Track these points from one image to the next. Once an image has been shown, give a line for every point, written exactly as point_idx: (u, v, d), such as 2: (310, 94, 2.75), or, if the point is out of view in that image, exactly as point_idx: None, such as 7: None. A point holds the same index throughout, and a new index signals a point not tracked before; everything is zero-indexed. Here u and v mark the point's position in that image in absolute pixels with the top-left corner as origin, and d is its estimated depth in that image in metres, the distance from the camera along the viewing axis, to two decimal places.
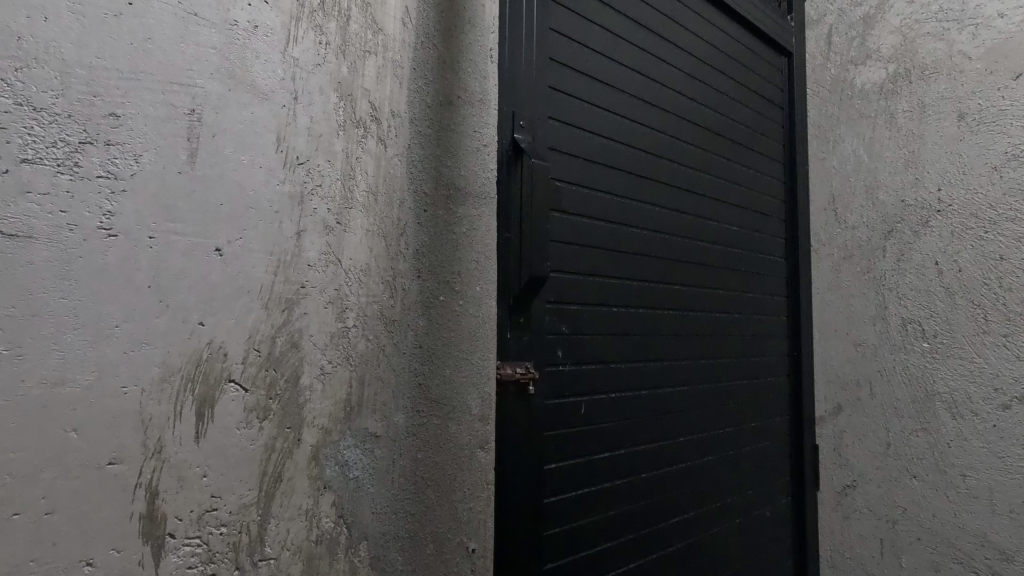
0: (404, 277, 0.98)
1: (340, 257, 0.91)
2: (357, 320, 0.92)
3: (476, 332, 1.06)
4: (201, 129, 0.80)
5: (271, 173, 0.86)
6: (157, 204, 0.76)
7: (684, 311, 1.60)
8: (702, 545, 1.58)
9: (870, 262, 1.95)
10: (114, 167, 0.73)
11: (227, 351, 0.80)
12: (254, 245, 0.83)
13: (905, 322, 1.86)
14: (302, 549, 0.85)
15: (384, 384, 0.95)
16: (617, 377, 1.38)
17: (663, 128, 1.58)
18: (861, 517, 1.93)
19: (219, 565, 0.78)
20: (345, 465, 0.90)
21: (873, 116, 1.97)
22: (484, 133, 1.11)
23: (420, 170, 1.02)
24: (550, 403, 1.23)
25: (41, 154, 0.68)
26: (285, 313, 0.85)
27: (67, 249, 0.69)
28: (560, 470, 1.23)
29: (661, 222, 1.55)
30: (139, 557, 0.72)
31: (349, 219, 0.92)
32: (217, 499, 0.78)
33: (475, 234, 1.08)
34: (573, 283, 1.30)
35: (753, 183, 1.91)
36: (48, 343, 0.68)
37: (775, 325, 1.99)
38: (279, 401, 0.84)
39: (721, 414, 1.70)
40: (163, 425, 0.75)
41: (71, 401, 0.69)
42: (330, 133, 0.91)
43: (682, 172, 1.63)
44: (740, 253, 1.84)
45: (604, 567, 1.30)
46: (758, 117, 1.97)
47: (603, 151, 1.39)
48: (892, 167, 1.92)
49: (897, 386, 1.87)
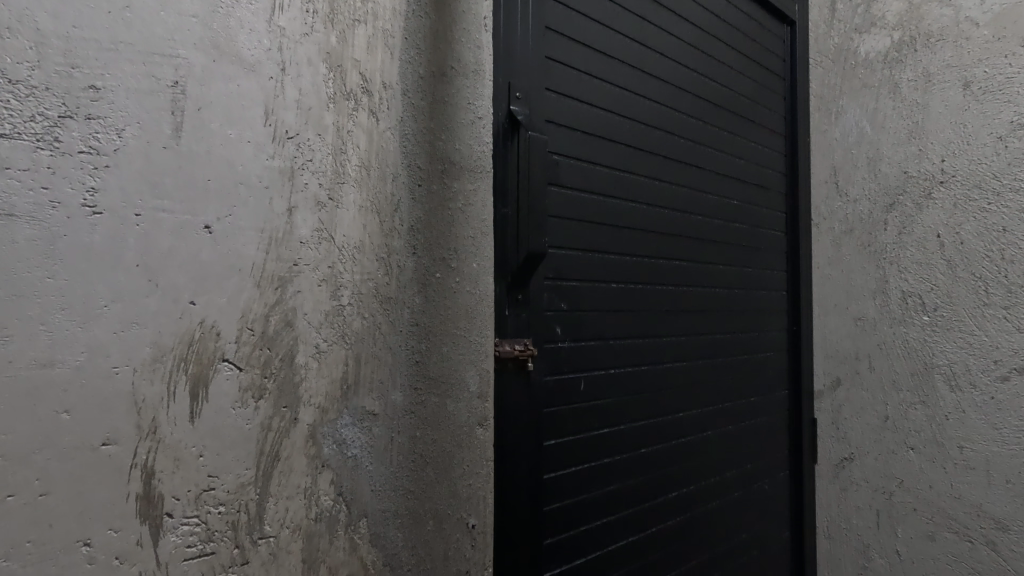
0: (399, 253, 0.96)
1: (333, 235, 0.89)
2: (352, 299, 0.91)
3: (473, 310, 1.05)
4: (185, 102, 0.77)
5: (260, 148, 0.83)
6: (142, 180, 0.74)
7: (684, 287, 1.59)
8: (701, 518, 1.60)
9: (871, 236, 1.93)
10: (96, 142, 0.70)
11: (220, 330, 0.79)
12: (244, 223, 0.81)
13: (905, 295, 1.85)
14: (302, 527, 0.85)
15: (380, 362, 0.94)
16: (617, 353, 1.38)
17: (664, 101, 1.54)
18: (859, 489, 1.95)
19: (219, 544, 0.78)
20: (343, 443, 0.89)
21: (877, 86, 1.93)
22: (479, 106, 1.08)
23: (413, 144, 0.99)
24: (550, 380, 1.22)
25: (19, 129, 0.66)
26: (278, 292, 0.84)
27: (50, 227, 0.67)
28: (560, 447, 1.23)
29: (661, 196, 1.52)
30: (137, 537, 0.72)
31: (342, 194, 0.90)
32: (214, 479, 0.78)
33: (472, 210, 1.05)
34: (572, 259, 1.28)
35: (754, 156, 1.88)
36: (35, 324, 0.66)
37: (775, 300, 1.97)
38: (274, 381, 0.83)
39: (721, 390, 1.70)
40: (157, 405, 0.74)
41: (62, 382, 0.68)
42: (320, 106, 0.89)
43: (682, 145, 1.60)
44: (740, 227, 1.82)
45: (605, 541, 1.31)
46: (760, 89, 1.93)
47: (602, 124, 1.37)
48: (896, 138, 1.89)
49: (896, 360, 1.87)
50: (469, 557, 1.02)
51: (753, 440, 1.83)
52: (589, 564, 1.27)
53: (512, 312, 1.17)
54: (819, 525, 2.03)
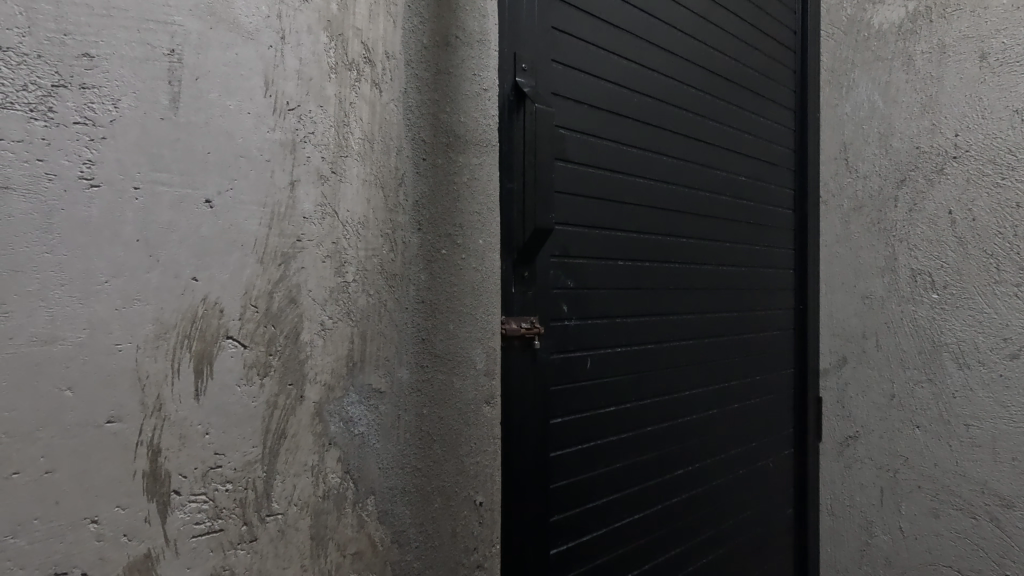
0: (403, 229, 0.95)
1: (337, 210, 0.87)
2: (357, 275, 0.89)
3: (480, 287, 1.03)
4: (182, 71, 0.74)
5: (261, 120, 0.81)
6: (140, 152, 0.71)
7: (691, 265, 1.57)
8: (705, 496, 1.60)
9: (881, 212, 1.90)
10: (90, 112, 0.68)
11: (223, 307, 0.77)
12: (246, 197, 0.79)
13: (914, 273, 1.83)
14: (310, 504, 0.84)
15: (386, 339, 0.93)
16: (623, 331, 1.37)
17: (672, 74, 1.50)
18: (863, 466, 1.95)
19: (227, 521, 0.77)
20: (350, 421, 0.89)
21: (890, 58, 1.88)
22: (485, 78, 1.05)
23: (417, 116, 0.97)
24: (556, 357, 1.21)
25: (12, 98, 0.63)
26: (282, 268, 0.82)
27: (47, 200, 0.66)
28: (566, 425, 1.22)
29: (669, 172, 1.50)
30: (145, 514, 0.71)
31: (345, 168, 0.88)
32: (220, 457, 0.77)
33: (477, 184, 1.03)
34: (578, 235, 1.26)
35: (762, 131, 1.85)
36: (35, 299, 0.65)
37: (782, 278, 1.96)
38: (279, 358, 0.82)
39: (727, 368, 1.69)
40: (162, 382, 0.73)
41: (64, 359, 0.66)
42: (321, 76, 0.86)
43: (690, 120, 1.56)
44: (748, 204, 1.79)
45: (611, 518, 1.31)
46: (770, 61, 1.88)
47: (609, 97, 1.33)
48: (908, 112, 1.85)
49: (904, 338, 1.85)
50: (476, 534, 1.02)
51: (758, 419, 1.82)
52: (595, 541, 1.28)
53: (518, 290, 1.15)
54: (822, 502, 2.04)
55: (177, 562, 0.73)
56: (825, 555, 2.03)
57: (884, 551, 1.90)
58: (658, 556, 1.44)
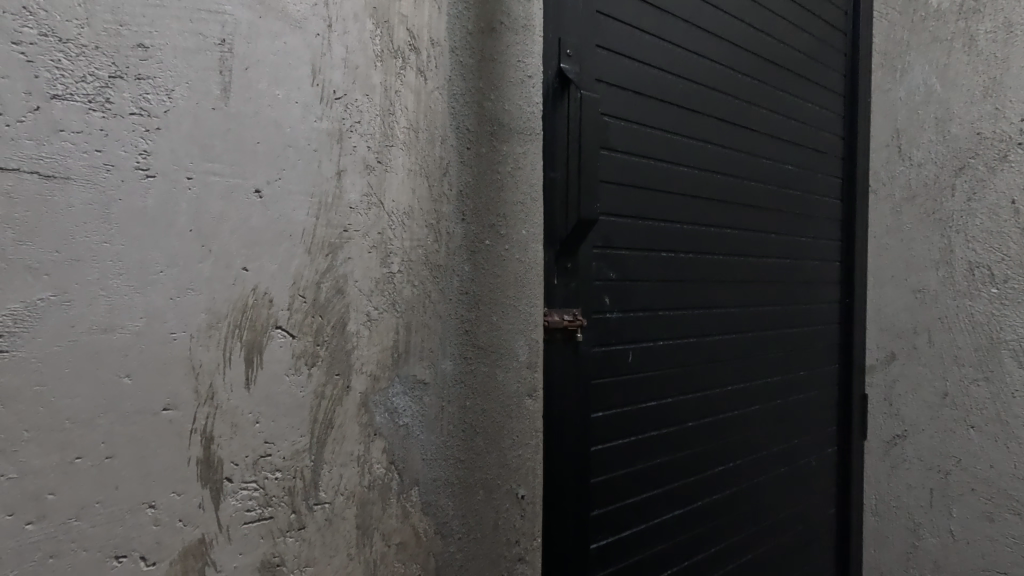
0: (448, 220, 0.93)
1: (382, 199, 0.86)
2: (402, 266, 0.89)
3: (523, 278, 1.01)
4: (233, 61, 0.74)
5: (308, 109, 0.80)
6: (193, 142, 0.72)
7: (735, 257, 1.52)
8: (746, 493, 1.56)
9: (936, 202, 1.81)
10: (146, 103, 0.69)
11: (273, 297, 0.78)
12: (294, 187, 0.79)
13: (971, 266, 1.74)
14: (356, 494, 0.85)
15: (430, 331, 0.92)
16: (665, 324, 1.33)
17: (718, 59, 1.45)
18: (911, 466, 1.88)
19: (277, 509, 0.78)
20: (395, 412, 0.88)
21: (950, 39, 1.78)
22: (529, 65, 1.02)
23: (462, 104, 0.95)
24: (598, 351, 1.19)
25: (71, 90, 0.64)
26: (329, 258, 0.82)
27: (104, 191, 0.66)
28: (607, 420, 1.20)
29: (714, 159, 1.45)
30: (199, 501, 0.73)
31: (390, 157, 0.87)
32: (270, 445, 0.78)
33: (521, 174, 1.00)
34: (621, 227, 1.23)
35: (810, 117, 1.77)
36: (94, 288, 0.66)
37: (828, 271, 1.89)
38: (326, 348, 0.82)
39: (770, 362, 1.64)
40: (214, 370, 0.74)
41: (122, 347, 0.68)
42: (367, 64, 0.85)
43: (735, 105, 1.51)
44: (794, 194, 1.73)
45: (651, 515, 1.29)
46: (819, 44, 1.80)
47: (654, 84, 1.29)
48: (968, 96, 1.75)
49: (959, 334, 1.77)
50: (518, 527, 1.02)
51: (800, 416, 1.77)
52: (634, 536, 1.26)
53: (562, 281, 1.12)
54: (867, 502, 1.98)
55: (229, 547, 0.75)
56: (868, 556, 1.98)
57: (933, 555, 1.83)
58: (696, 553, 1.41)
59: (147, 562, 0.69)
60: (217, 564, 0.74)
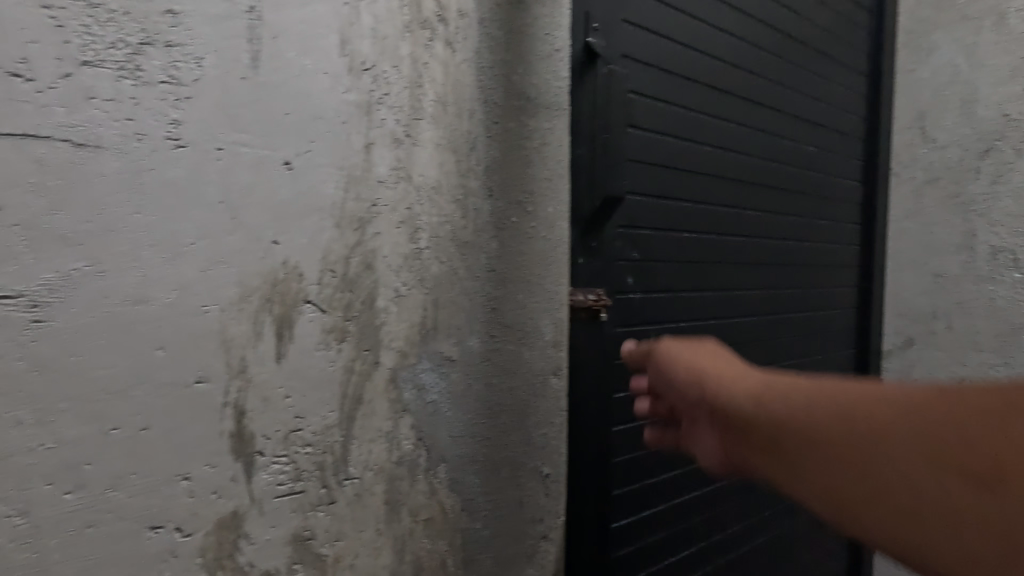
0: (475, 196, 0.92)
1: (411, 173, 0.85)
2: (429, 241, 0.87)
3: (549, 256, 1.00)
4: (262, 29, 0.73)
5: (336, 80, 0.78)
6: (223, 112, 0.71)
7: (756, 239, 1.50)
8: (762, 476, 1.56)
9: (959, 186, 1.78)
10: (176, 71, 0.67)
11: (303, 271, 0.77)
12: (323, 159, 0.78)
13: (994, 250, 1.73)
14: (384, 470, 0.85)
15: (457, 309, 0.91)
16: (686, 305, 1.32)
17: (743, 35, 1.42)
18: None
19: (307, 483, 0.78)
20: (423, 389, 0.88)
21: (978, 18, 1.74)
22: (557, 38, 1.00)
23: (489, 77, 0.93)
24: (620, 331, 1.18)
25: (102, 57, 0.63)
26: (358, 232, 0.81)
27: (136, 160, 0.65)
28: (628, 400, 1.20)
29: (736, 139, 1.42)
30: (232, 474, 0.73)
31: (418, 131, 0.86)
32: (301, 420, 0.78)
33: (548, 150, 0.99)
34: (645, 206, 1.21)
35: (832, 97, 1.74)
36: (127, 259, 0.65)
37: (846, 254, 1.86)
38: (355, 323, 0.81)
39: (788, 345, 1.62)
40: (245, 344, 0.73)
41: (154, 319, 0.67)
42: (395, 35, 0.83)
43: (759, 83, 1.48)
44: (815, 176, 1.70)
45: (670, 495, 1.29)
46: (843, 21, 1.76)
47: (679, 60, 1.26)
48: (995, 76, 1.71)
49: (979, 319, 1.76)
50: (542, 504, 1.02)
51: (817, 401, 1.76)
52: (654, 517, 1.26)
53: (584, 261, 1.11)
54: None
55: (261, 520, 0.75)
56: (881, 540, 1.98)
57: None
58: (714, 534, 1.42)
59: (182, 533, 0.69)
60: (250, 537, 0.74)
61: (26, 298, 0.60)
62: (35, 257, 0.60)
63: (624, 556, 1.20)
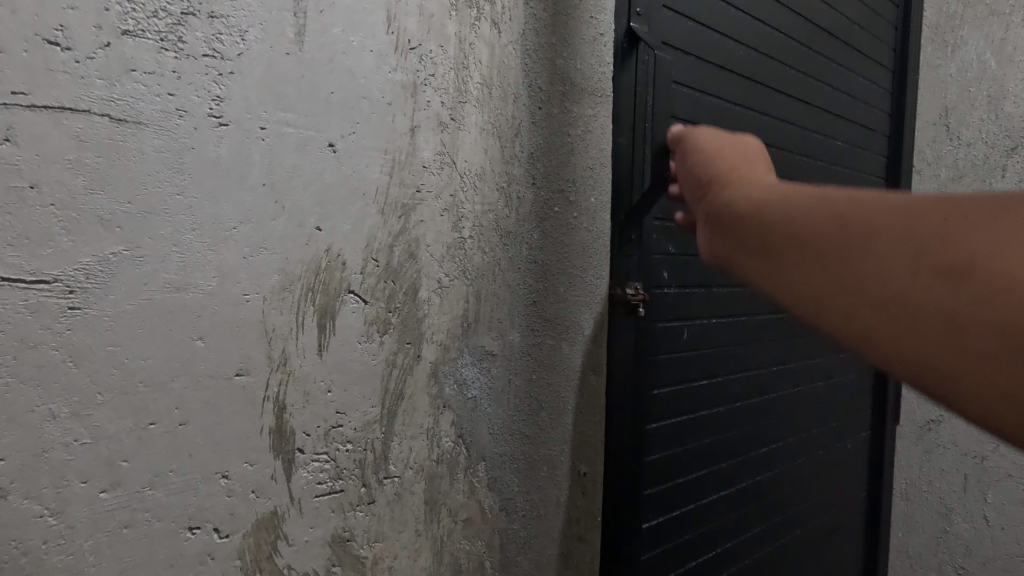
0: (518, 183, 0.89)
1: (455, 159, 0.82)
2: (472, 230, 0.84)
3: (591, 247, 0.97)
4: (307, 2, 0.69)
5: (382, 59, 0.75)
6: (267, 89, 0.67)
7: None
8: (786, 476, 1.54)
9: (985, 183, 1.76)
10: (219, 44, 0.63)
11: (346, 259, 0.73)
12: (367, 141, 0.74)
13: None
14: (424, 468, 0.81)
15: (499, 301, 0.88)
16: (717, 302, 1.29)
17: (778, 25, 1.38)
18: (945, 451, 1.86)
19: (348, 482, 0.75)
20: (463, 383, 0.85)
21: (1008, 13, 1.72)
22: (602, 22, 0.96)
23: (534, 61, 0.90)
24: (656, 327, 1.15)
25: (143, 25, 0.59)
26: (402, 220, 0.77)
27: (178, 137, 0.61)
28: (661, 399, 1.17)
29: (768, 133, 1.39)
30: (272, 472, 0.69)
31: (463, 114, 0.83)
32: (341, 415, 0.74)
33: (591, 138, 0.95)
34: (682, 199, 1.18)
35: (861, 92, 1.70)
36: (167, 243, 0.61)
37: None
38: (398, 315, 0.78)
39: (813, 344, 1.59)
40: (287, 336, 0.69)
41: (194, 307, 0.63)
42: (442, 13, 0.79)
43: (792, 77, 1.44)
44: (843, 172, 1.67)
45: (698, 495, 1.26)
46: (873, 15, 1.72)
47: (716, 49, 1.22)
48: None
49: None
50: (578, 504, 0.99)
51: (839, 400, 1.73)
52: (682, 517, 1.23)
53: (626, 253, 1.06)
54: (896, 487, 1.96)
55: (301, 521, 0.71)
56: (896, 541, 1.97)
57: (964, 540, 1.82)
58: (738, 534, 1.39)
59: (220, 534, 0.65)
60: (289, 538, 0.70)
61: (62, 283, 0.55)
62: (72, 239, 0.56)
63: (654, 558, 1.17)
